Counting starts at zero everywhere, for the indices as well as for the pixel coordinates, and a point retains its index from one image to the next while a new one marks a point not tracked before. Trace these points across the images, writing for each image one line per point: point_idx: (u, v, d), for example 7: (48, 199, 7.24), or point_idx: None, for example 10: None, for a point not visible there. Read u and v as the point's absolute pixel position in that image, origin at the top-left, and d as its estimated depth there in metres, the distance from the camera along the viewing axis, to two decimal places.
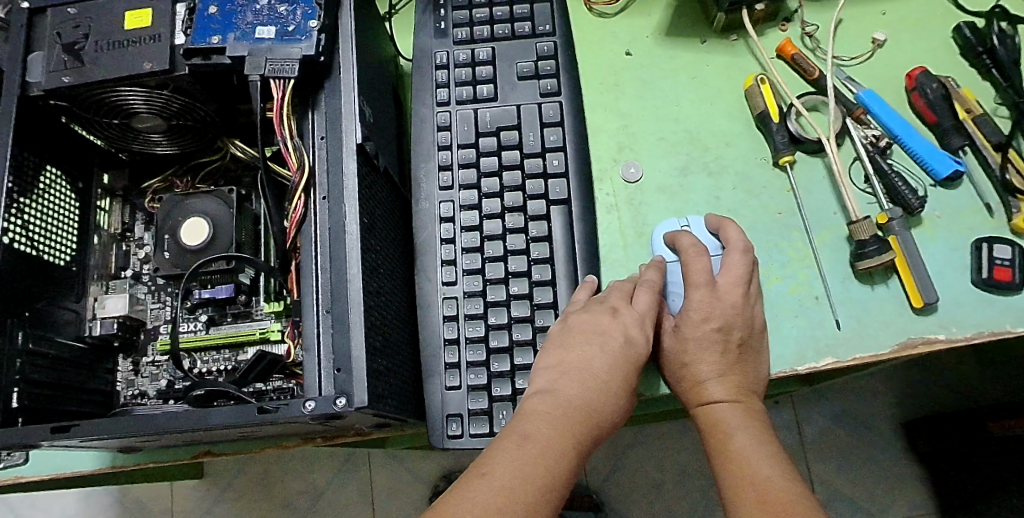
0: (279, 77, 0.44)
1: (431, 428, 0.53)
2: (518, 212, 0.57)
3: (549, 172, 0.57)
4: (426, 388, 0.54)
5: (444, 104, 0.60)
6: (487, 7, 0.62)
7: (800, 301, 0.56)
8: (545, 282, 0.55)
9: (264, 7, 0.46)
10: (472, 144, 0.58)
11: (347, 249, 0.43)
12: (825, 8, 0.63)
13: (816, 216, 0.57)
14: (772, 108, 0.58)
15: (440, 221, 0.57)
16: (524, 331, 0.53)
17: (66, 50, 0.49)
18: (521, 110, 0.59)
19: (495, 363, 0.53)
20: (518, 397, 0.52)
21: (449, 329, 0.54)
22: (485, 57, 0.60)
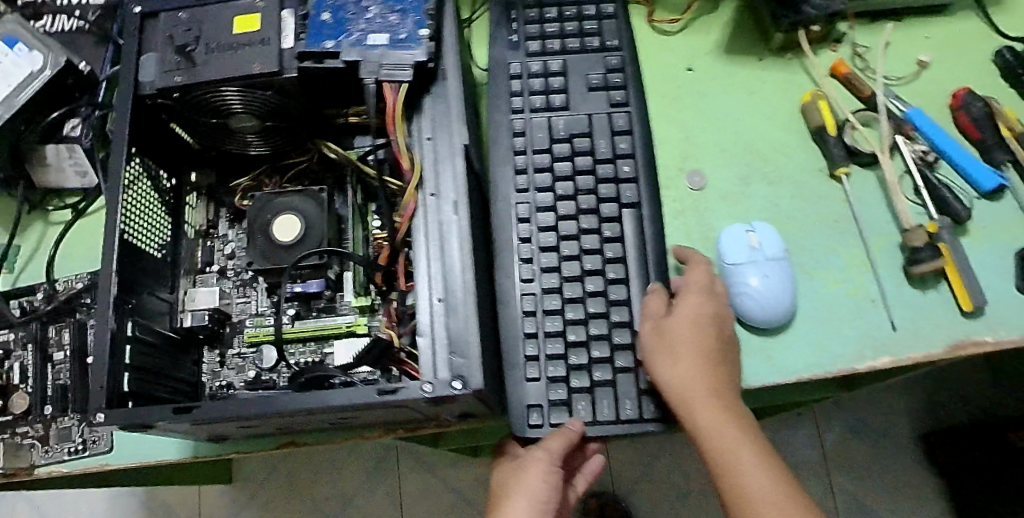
0: (393, 79, 0.47)
1: (513, 417, 0.55)
2: (592, 213, 0.60)
3: (620, 178, 0.61)
4: (507, 379, 0.56)
5: (519, 111, 0.63)
6: (557, 22, 0.65)
7: (856, 303, 0.59)
8: (620, 279, 0.58)
9: (376, 15, 0.49)
10: (547, 149, 0.62)
11: (453, 247, 0.46)
12: (874, 30, 0.67)
13: (871, 224, 0.61)
14: (829, 122, 0.62)
15: (516, 221, 0.60)
16: (602, 327, 0.56)
17: (178, 52, 0.52)
18: (591, 119, 0.62)
19: (573, 357, 0.56)
20: (596, 389, 0.55)
21: (528, 323, 0.57)
22: (557, 68, 0.64)
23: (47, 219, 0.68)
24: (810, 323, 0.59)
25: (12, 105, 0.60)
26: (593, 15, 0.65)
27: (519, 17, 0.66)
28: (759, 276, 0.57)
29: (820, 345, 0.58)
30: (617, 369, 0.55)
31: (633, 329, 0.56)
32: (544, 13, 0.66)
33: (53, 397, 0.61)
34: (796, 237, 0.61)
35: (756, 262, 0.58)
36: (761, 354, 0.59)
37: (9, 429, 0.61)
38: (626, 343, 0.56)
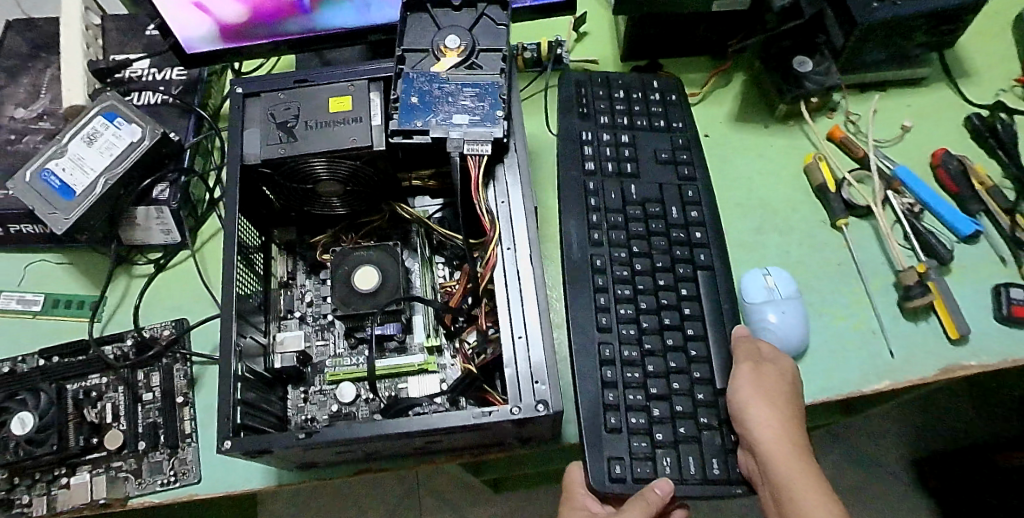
0: (476, 153, 0.57)
1: (592, 468, 0.58)
2: (665, 273, 0.67)
3: (692, 242, 0.68)
4: (587, 430, 0.59)
5: (592, 175, 0.71)
6: (626, 102, 0.75)
7: (861, 335, 0.68)
8: (694, 336, 0.64)
9: (456, 98, 0.58)
10: (621, 211, 0.69)
11: (530, 290, 0.54)
12: (863, 100, 0.77)
13: (869, 267, 0.71)
14: (829, 180, 0.73)
15: (594, 274, 0.66)
16: (682, 383, 0.62)
17: (280, 128, 0.61)
18: (663, 189, 0.70)
19: (654, 411, 0.60)
20: (679, 443, 0.59)
21: (608, 371, 0.62)
22: (627, 141, 0.72)
23: (130, 272, 0.75)
24: (823, 353, 0.68)
25: (112, 173, 0.68)
26: (660, 100, 0.75)
27: (590, 93, 0.75)
28: (777, 313, 0.66)
29: (833, 372, 0.67)
30: (701, 426, 0.60)
31: (713, 386, 0.61)
32: (614, 93, 0.75)
33: (144, 433, 0.67)
34: (807, 278, 0.71)
35: (774, 300, 0.67)
36: None
37: (103, 464, 0.67)
38: (705, 402, 0.61)
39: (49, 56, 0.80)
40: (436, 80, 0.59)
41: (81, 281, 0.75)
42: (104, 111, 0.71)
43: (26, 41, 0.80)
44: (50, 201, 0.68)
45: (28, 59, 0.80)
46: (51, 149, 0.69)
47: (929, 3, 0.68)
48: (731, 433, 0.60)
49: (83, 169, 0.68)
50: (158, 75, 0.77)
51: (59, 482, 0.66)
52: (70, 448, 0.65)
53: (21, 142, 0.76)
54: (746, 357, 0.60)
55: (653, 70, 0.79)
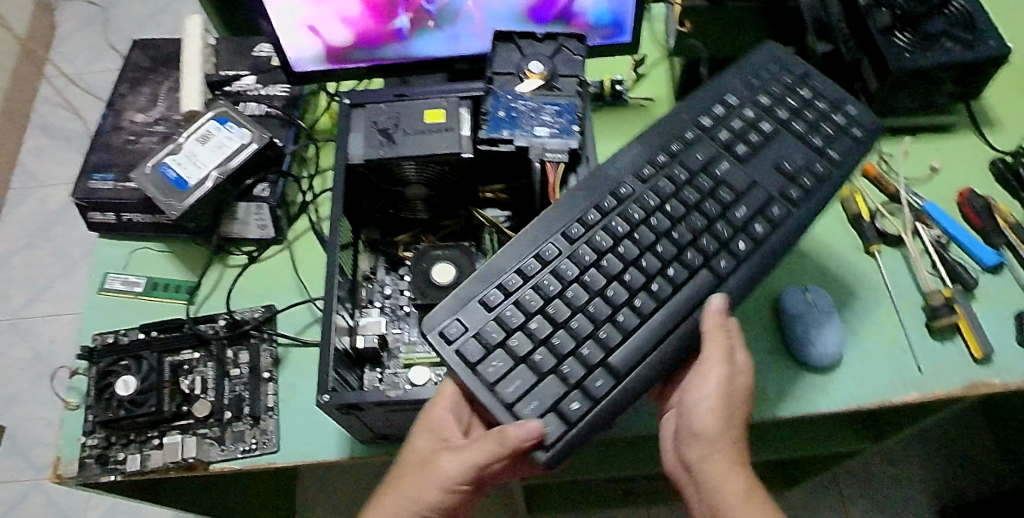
0: (553, 160, 0.65)
1: (436, 315, 0.56)
2: (670, 244, 0.60)
3: (730, 250, 0.61)
4: (467, 287, 0.58)
5: (705, 127, 0.67)
6: (804, 102, 0.69)
7: (890, 351, 0.74)
8: (627, 305, 0.57)
9: (539, 113, 0.67)
10: (694, 171, 0.64)
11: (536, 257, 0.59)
12: (895, 141, 0.85)
13: (899, 290, 0.77)
14: (863, 211, 0.80)
15: (606, 194, 0.62)
16: (572, 337, 0.56)
17: (382, 133, 0.69)
18: (744, 197, 0.64)
19: (534, 333, 0.56)
20: (519, 361, 0.55)
21: (530, 264, 0.58)
22: (767, 133, 0.67)
23: (224, 262, 0.83)
24: (855, 365, 0.73)
25: (224, 168, 0.76)
26: (835, 127, 0.68)
27: (780, 75, 0.71)
28: (814, 326, 0.73)
29: (863, 381, 0.72)
30: (561, 371, 0.54)
31: (607, 368, 0.55)
32: (798, 86, 0.70)
33: (229, 404, 0.74)
34: (843, 297, 0.77)
35: (812, 313, 0.74)
36: (818, 389, 0.73)
37: (190, 429, 0.73)
38: (577, 373, 0.54)
39: (167, 70, 0.90)
40: (521, 97, 0.68)
41: (180, 268, 0.83)
42: (216, 116, 0.80)
43: (148, 57, 0.91)
44: (166, 189, 0.76)
45: (149, 72, 0.90)
46: (170, 145, 0.78)
47: (957, 56, 0.77)
48: (575, 402, 0.53)
49: (196, 164, 0.77)
50: (262, 90, 0.87)
51: (150, 443, 0.73)
52: (164, 411, 0.72)
53: (138, 142, 0.85)
54: (717, 358, 0.56)
55: None
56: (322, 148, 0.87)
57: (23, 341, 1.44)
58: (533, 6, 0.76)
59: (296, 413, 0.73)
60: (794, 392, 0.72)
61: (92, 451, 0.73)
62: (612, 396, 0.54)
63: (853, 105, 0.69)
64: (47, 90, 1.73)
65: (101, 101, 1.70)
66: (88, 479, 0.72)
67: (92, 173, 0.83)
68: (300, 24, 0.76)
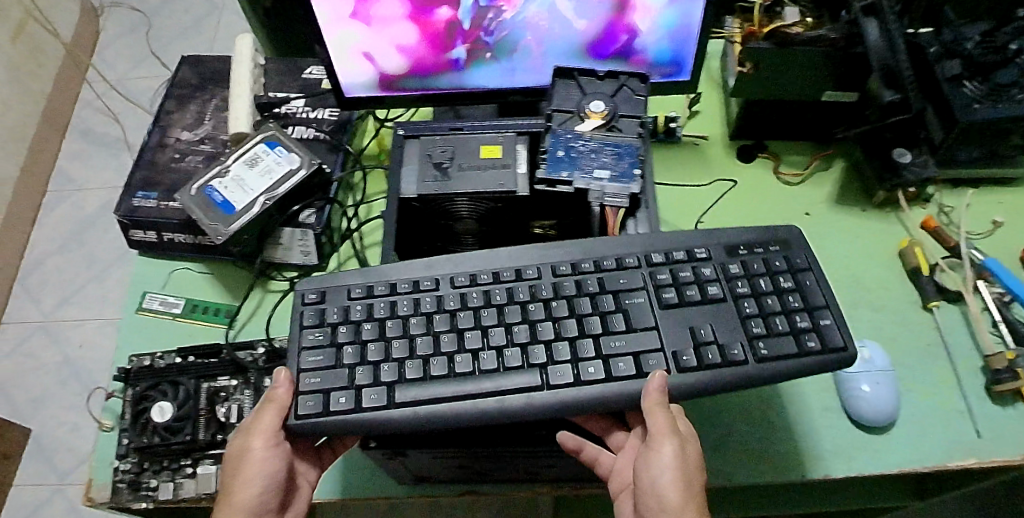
0: (613, 205, 0.64)
1: (326, 281, 0.65)
2: (529, 329, 0.61)
3: (582, 376, 0.59)
4: (367, 272, 0.65)
5: (658, 263, 0.64)
6: (778, 292, 0.62)
7: (947, 413, 0.70)
8: (444, 357, 0.60)
9: (599, 154, 0.65)
10: (612, 291, 0.63)
11: (421, 287, 0.64)
12: (958, 194, 0.82)
13: (957, 349, 0.73)
14: (923, 264, 0.76)
15: (510, 261, 0.65)
16: (403, 350, 0.61)
17: (437, 168, 0.68)
18: (635, 332, 0.61)
19: (363, 334, 0.62)
20: (329, 347, 0.61)
21: (405, 283, 0.64)
22: (710, 298, 0.62)
23: (266, 287, 0.81)
24: (910, 426, 0.70)
25: (272, 194, 0.75)
26: (786, 325, 0.60)
27: (794, 254, 0.65)
28: (870, 383, 0.70)
29: (918, 444, 0.69)
30: (356, 369, 0.60)
31: (389, 390, 0.58)
32: (784, 271, 0.63)
33: None
34: (899, 354, 0.73)
35: (866, 371, 0.71)
36: (870, 449, 0.69)
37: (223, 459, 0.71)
38: (359, 380, 0.59)
39: (214, 88, 0.89)
40: (582, 137, 0.66)
41: (220, 291, 0.82)
42: (266, 140, 0.79)
43: (196, 74, 0.91)
44: (211, 213, 0.75)
45: (196, 89, 0.89)
46: (216, 168, 0.77)
47: None
48: (343, 397, 0.58)
49: (244, 188, 0.76)
50: (311, 114, 0.86)
51: (184, 471, 0.71)
52: (199, 440, 0.71)
53: (183, 160, 0.84)
54: (669, 434, 0.57)
55: (758, 149, 0.86)
56: (369, 174, 0.86)
57: (52, 343, 1.50)
58: (593, 42, 0.75)
59: None
60: (845, 452, 0.69)
61: (125, 476, 0.72)
62: (377, 412, 0.58)
63: (832, 320, 0.61)
64: (90, 95, 1.82)
65: (147, 113, 1.78)
66: (120, 504, 0.71)
67: (136, 191, 0.82)
68: (355, 51, 0.75)
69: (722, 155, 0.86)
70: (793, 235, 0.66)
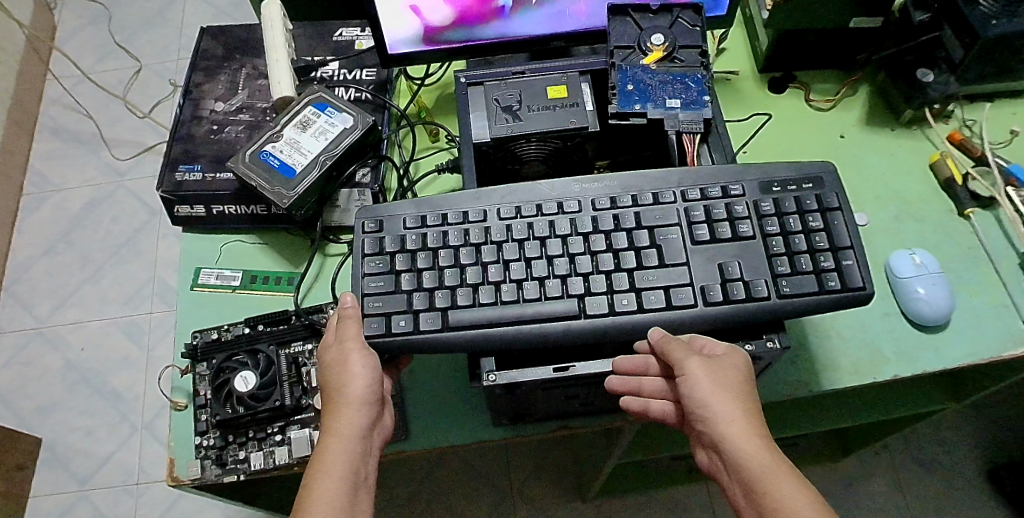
0: (689, 132, 0.66)
1: (385, 208, 0.63)
2: (569, 262, 0.59)
3: (615, 310, 0.57)
4: (425, 202, 0.63)
5: (691, 200, 0.61)
6: (805, 227, 0.59)
7: (995, 309, 0.76)
8: (492, 285, 0.59)
9: (668, 85, 0.67)
10: (648, 226, 0.60)
11: (470, 213, 0.62)
12: (976, 108, 0.87)
13: (996, 250, 0.80)
14: (955, 175, 0.82)
15: (543, 190, 0.62)
16: (455, 277, 0.59)
17: (506, 111, 0.68)
18: (667, 268, 0.58)
19: (418, 263, 0.60)
20: (389, 278, 0.59)
21: (455, 215, 0.61)
22: (742, 235, 0.59)
23: (325, 251, 0.79)
24: (964, 323, 0.75)
25: (330, 154, 0.75)
26: (811, 264, 0.57)
27: (828, 189, 0.61)
28: (926, 287, 0.74)
29: (973, 338, 0.75)
30: (413, 300, 0.59)
31: (444, 315, 0.58)
32: (815, 211, 0.59)
33: None
34: (944, 260, 0.79)
35: (923, 276, 0.75)
36: (931, 348, 0.74)
37: (312, 423, 0.70)
38: (417, 304, 0.58)
39: (243, 58, 0.88)
40: (649, 71, 0.67)
41: (277, 260, 0.80)
42: (316, 101, 0.78)
43: (221, 45, 0.89)
44: (270, 177, 0.74)
45: (224, 60, 0.88)
46: (267, 133, 0.77)
47: None
48: (403, 319, 0.58)
49: (300, 151, 0.75)
50: (348, 76, 0.85)
51: (272, 439, 0.70)
52: (286, 406, 0.69)
53: (223, 132, 0.83)
54: (689, 352, 0.54)
55: (789, 80, 0.89)
56: (417, 132, 0.86)
57: (52, 349, 1.44)
58: None
59: (426, 396, 0.71)
60: (909, 353, 0.74)
61: (209, 452, 0.70)
62: (434, 336, 0.57)
63: (856, 260, 0.57)
64: (56, 90, 1.74)
65: (121, 105, 1.71)
66: (209, 480, 0.69)
67: (177, 165, 0.80)
68: (403, 5, 0.74)
69: (753, 88, 0.89)
70: (826, 171, 0.62)
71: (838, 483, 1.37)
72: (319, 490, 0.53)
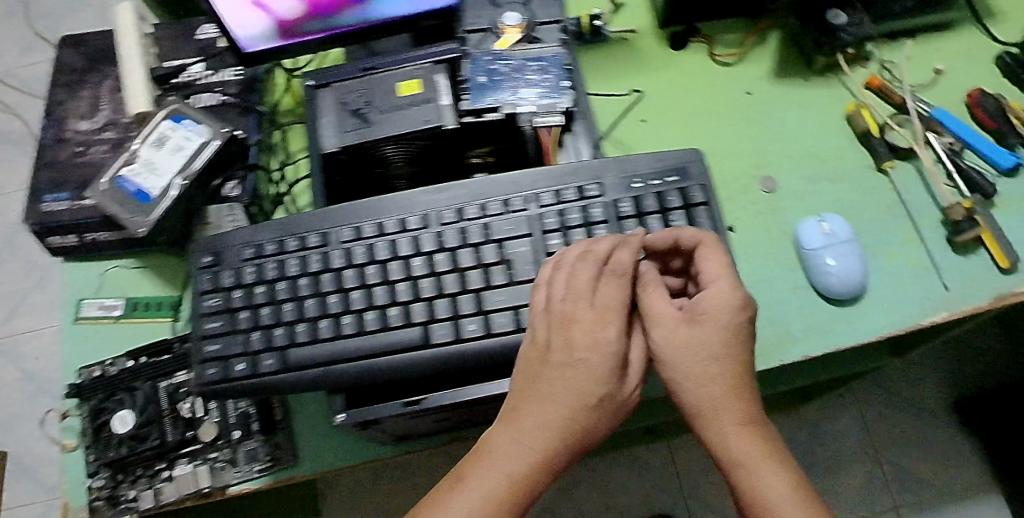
0: (547, 125, 0.60)
1: (224, 240, 0.59)
2: (412, 286, 0.55)
3: (464, 338, 0.53)
4: (264, 228, 0.58)
5: (543, 206, 0.56)
6: (667, 228, 0.54)
7: (914, 272, 0.71)
8: (333, 318, 0.55)
9: (524, 73, 0.61)
10: (496, 239, 0.55)
11: (310, 239, 0.57)
12: (896, 48, 0.80)
13: (916, 206, 0.74)
14: (872, 126, 0.75)
15: (387, 207, 0.57)
16: (295, 311, 0.55)
17: (355, 115, 0.63)
18: (517, 285, 0.54)
19: (256, 298, 0.56)
20: (227, 317, 0.56)
21: (293, 242, 0.57)
22: (597, 242, 0.54)
23: None
24: (879, 291, 0.71)
25: (187, 173, 0.71)
26: None
27: (691, 182, 0.56)
28: (835, 257, 0.69)
29: (889, 306, 0.70)
30: (253, 340, 0.55)
31: (283, 355, 0.55)
32: (677, 208, 0.55)
33: (236, 422, 0.70)
34: (862, 223, 0.73)
35: (833, 246, 0.69)
36: (844, 320, 0.70)
37: (200, 455, 0.69)
38: (255, 345, 0.55)
39: (104, 68, 0.82)
40: (502, 58, 0.62)
41: (160, 285, 0.77)
42: (171, 114, 0.73)
43: (81, 55, 0.83)
44: (129, 205, 0.70)
45: (85, 72, 0.82)
46: (124, 156, 0.72)
47: None
48: (241, 363, 0.55)
49: (155, 172, 0.70)
50: (213, 77, 0.79)
51: (160, 476, 0.69)
52: (169, 442, 0.68)
53: (87, 153, 0.78)
54: (669, 313, 0.50)
55: (690, 34, 0.81)
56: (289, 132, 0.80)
57: (8, 361, 1.45)
58: None
59: (315, 417, 0.70)
60: (820, 329, 0.70)
61: (100, 494, 0.69)
62: (274, 377, 0.55)
63: None
64: None
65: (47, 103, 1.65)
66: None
67: (41, 195, 0.75)
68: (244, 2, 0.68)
69: (655, 47, 0.82)
70: (692, 160, 0.57)
71: (800, 429, 1.36)
72: (492, 459, 0.46)
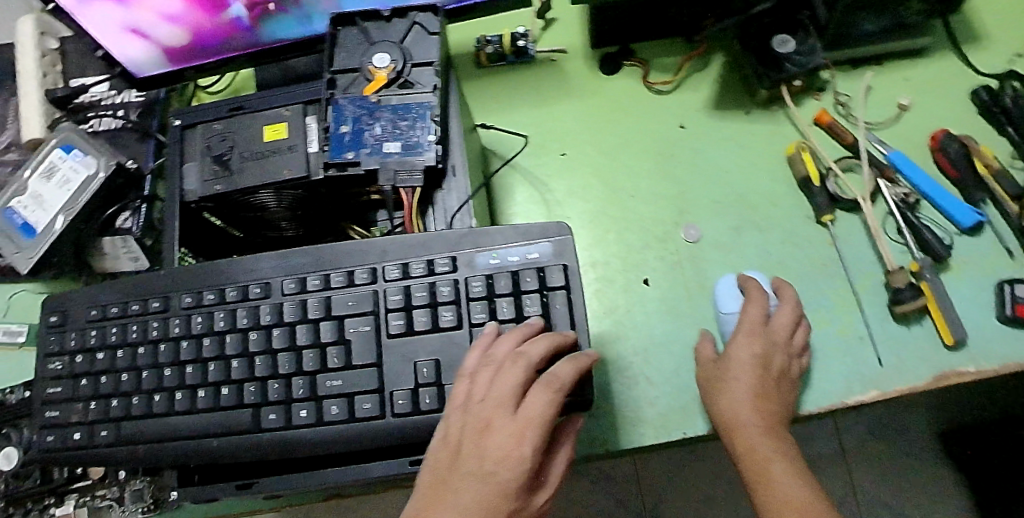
0: (407, 185, 0.54)
1: (77, 299, 0.58)
2: (246, 363, 0.52)
3: (295, 424, 0.50)
4: (117, 289, 0.57)
5: (389, 281, 0.53)
6: (517, 314, 0.50)
7: (845, 341, 0.63)
8: (167, 392, 0.53)
9: (388, 124, 0.55)
10: (338, 316, 0.52)
11: (154, 304, 0.55)
12: (854, 77, 0.71)
13: (856, 265, 0.65)
14: (812, 173, 0.67)
15: (234, 273, 0.55)
16: (132, 382, 0.54)
17: (217, 161, 0.59)
18: (354, 369, 0.51)
19: (98, 364, 0.55)
20: (70, 381, 0.56)
21: (136, 305, 0.55)
22: (442, 325, 0.51)
23: None
24: None
25: (72, 210, 0.68)
26: None
27: (551, 260, 0.51)
28: None
29: (809, 381, 0.62)
30: (90, 409, 0.54)
31: (117, 426, 0.53)
32: (532, 291, 0.50)
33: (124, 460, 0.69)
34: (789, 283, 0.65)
35: None
36: None
37: (89, 492, 0.69)
38: (92, 415, 0.54)
39: None
40: (367, 106, 0.56)
41: None
42: (61, 143, 0.70)
43: None
44: (14, 241, 0.68)
45: None
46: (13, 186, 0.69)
47: None
48: (77, 433, 0.54)
49: (42, 207, 0.68)
50: (116, 98, 0.76)
51: (48, 511, 0.69)
52: (56, 479, 0.68)
53: None
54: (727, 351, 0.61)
55: (623, 56, 0.74)
56: None
57: None
58: None
59: None
60: None
61: None
62: (106, 449, 0.53)
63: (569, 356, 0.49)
64: None
65: None
66: None
67: None
68: (118, 30, 0.64)
69: (582, 69, 0.74)
70: (555, 234, 0.51)
71: None
72: None
